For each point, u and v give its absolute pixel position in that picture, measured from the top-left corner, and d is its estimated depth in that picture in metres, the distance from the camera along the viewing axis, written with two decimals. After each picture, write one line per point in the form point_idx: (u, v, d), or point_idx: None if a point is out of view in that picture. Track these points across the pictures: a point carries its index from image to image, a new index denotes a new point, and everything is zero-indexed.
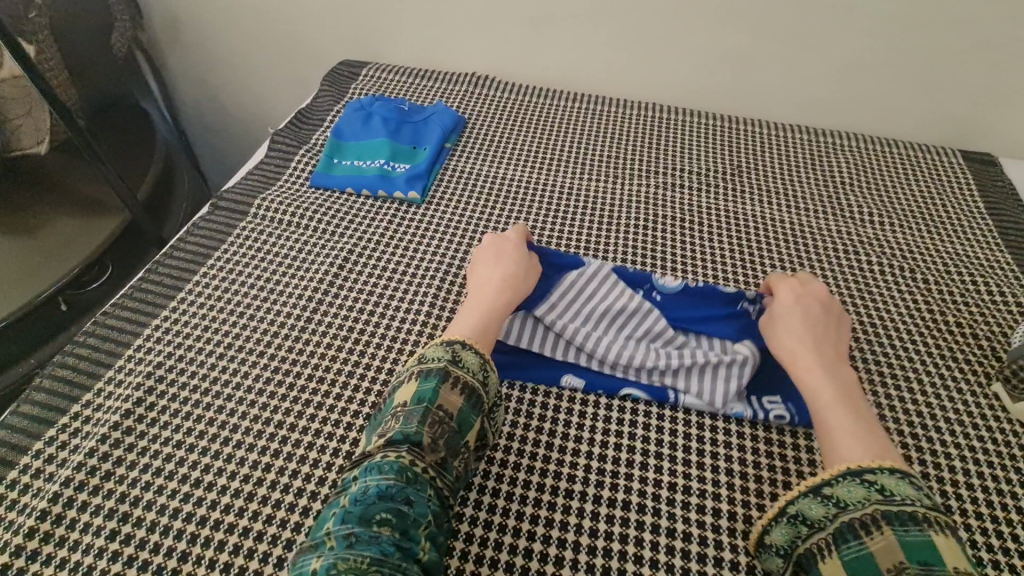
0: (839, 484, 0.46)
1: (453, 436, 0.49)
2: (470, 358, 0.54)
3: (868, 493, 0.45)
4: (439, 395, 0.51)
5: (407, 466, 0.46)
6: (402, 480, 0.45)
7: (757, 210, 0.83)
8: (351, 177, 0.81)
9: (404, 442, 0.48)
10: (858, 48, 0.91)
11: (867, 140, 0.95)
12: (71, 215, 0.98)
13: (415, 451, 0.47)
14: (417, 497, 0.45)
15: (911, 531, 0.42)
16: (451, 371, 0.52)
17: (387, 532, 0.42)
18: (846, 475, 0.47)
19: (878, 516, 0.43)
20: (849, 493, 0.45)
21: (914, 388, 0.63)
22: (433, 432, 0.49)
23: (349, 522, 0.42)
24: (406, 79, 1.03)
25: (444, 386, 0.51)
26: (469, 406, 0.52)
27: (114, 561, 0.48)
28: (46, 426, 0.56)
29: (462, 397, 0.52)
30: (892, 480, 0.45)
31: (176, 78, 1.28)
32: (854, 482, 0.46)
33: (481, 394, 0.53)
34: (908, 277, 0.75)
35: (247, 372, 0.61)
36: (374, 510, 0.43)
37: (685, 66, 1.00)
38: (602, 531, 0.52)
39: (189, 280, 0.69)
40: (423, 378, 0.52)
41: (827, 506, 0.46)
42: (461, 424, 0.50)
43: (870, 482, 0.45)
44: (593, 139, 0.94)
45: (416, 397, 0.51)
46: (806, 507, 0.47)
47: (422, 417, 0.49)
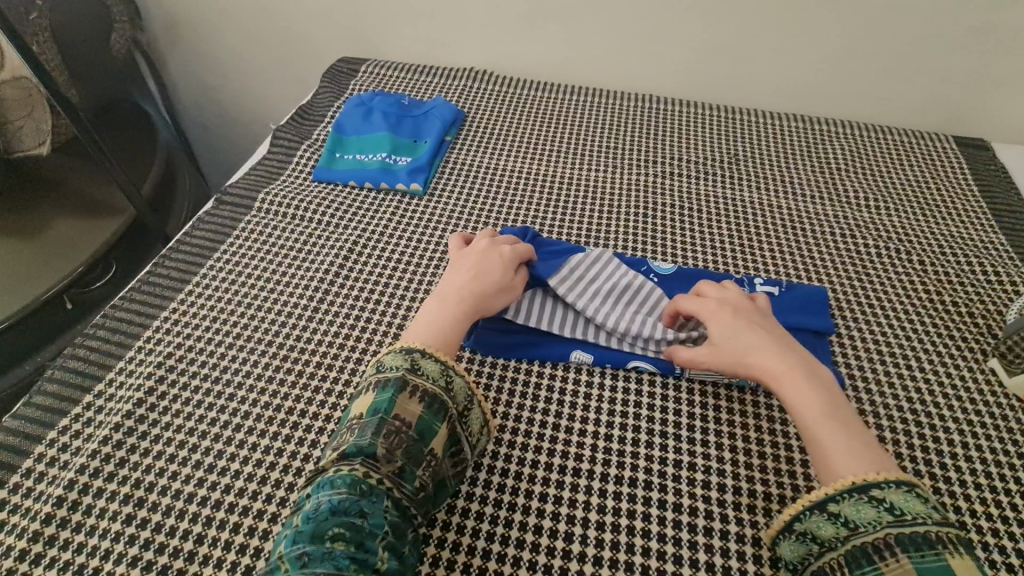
0: (847, 501, 0.45)
1: (413, 445, 0.47)
2: (429, 364, 0.52)
3: (879, 514, 0.44)
4: (395, 405, 0.49)
5: (361, 479, 0.44)
6: (355, 493, 0.43)
7: (754, 197, 0.85)
8: (353, 170, 0.82)
9: (358, 455, 0.46)
10: (850, 35, 0.92)
11: (860, 127, 0.96)
12: (74, 214, 0.99)
13: (370, 463, 0.45)
14: (371, 509, 0.43)
15: (927, 556, 0.41)
16: (409, 379, 0.50)
17: (341, 546, 0.40)
18: (853, 492, 0.45)
19: (890, 540, 0.42)
20: (858, 512, 0.44)
21: (912, 365, 0.65)
22: (388, 443, 0.47)
23: (301, 542, 0.41)
24: (405, 74, 1.04)
25: (401, 395, 0.49)
26: (431, 413, 0.49)
27: (131, 545, 0.49)
28: (60, 416, 0.57)
29: (422, 405, 0.49)
30: (900, 497, 0.44)
31: (174, 77, 1.29)
32: (862, 500, 0.45)
33: (443, 399, 0.50)
34: (903, 260, 0.76)
35: (256, 361, 0.62)
36: (327, 525, 0.41)
37: (680, 56, 1.01)
38: (610, 507, 0.53)
39: (197, 272, 0.70)
40: (381, 388, 0.50)
41: (838, 525, 0.45)
42: (421, 433, 0.48)
43: (879, 499, 0.44)
44: (591, 130, 0.95)
45: (372, 408, 0.49)
46: (815, 526, 0.46)
47: (377, 428, 0.47)
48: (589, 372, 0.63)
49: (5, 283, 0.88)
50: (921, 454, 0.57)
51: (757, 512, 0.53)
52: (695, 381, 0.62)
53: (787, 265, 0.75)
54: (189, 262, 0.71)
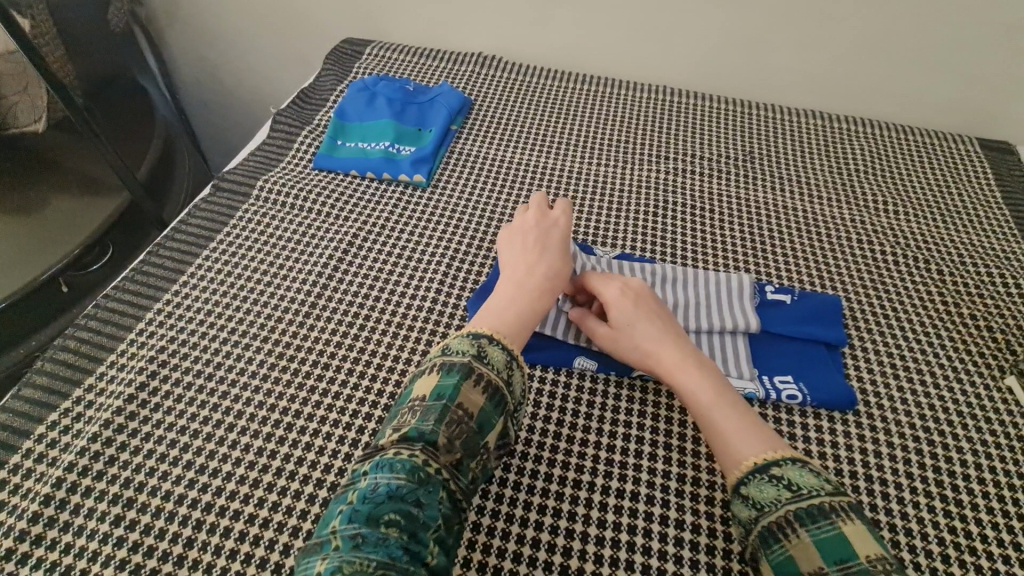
0: (752, 484, 0.46)
1: (473, 436, 0.46)
2: (496, 355, 0.51)
3: (779, 492, 0.44)
4: (460, 393, 0.47)
5: (420, 466, 0.43)
6: (413, 481, 0.42)
7: (770, 197, 0.82)
8: (355, 159, 0.80)
9: (419, 440, 0.45)
10: (874, 31, 0.89)
11: (882, 127, 0.93)
12: (71, 193, 0.97)
13: (430, 451, 0.44)
14: (427, 500, 0.42)
15: (823, 528, 0.41)
16: (476, 366, 0.49)
17: (394, 534, 0.39)
18: (755, 472, 0.46)
19: (790, 516, 0.43)
20: (762, 493, 0.45)
21: (924, 379, 0.63)
22: (449, 432, 0.45)
23: (356, 522, 0.40)
24: (411, 58, 1.01)
25: (466, 382, 0.48)
26: (492, 405, 0.48)
27: (120, 547, 0.48)
28: (48, 410, 0.55)
29: (484, 396, 0.48)
30: (797, 474, 0.45)
31: (173, 53, 1.25)
32: (763, 480, 0.46)
33: (504, 393, 0.49)
34: (920, 268, 0.74)
35: (251, 357, 0.60)
36: (383, 509, 0.41)
37: (695, 45, 0.97)
38: (611, 521, 0.52)
39: (193, 262, 0.68)
40: (446, 372, 0.49)
41: (749, 508, 0.45)
42: (480, 425, 0.47)
43: (778, 477, 0.45)
44: (601, 122, 0.92)
45: (436, 392, 0.48)
46: (734, 512, 0.47)
47: (441, 415, 0.46)
48: (593, 379, 0.61)
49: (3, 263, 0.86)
50: (933, 473, 0.56)
51: None
52: None
53: (799, 271, 0.73)
54: (184, 252, 0.69)
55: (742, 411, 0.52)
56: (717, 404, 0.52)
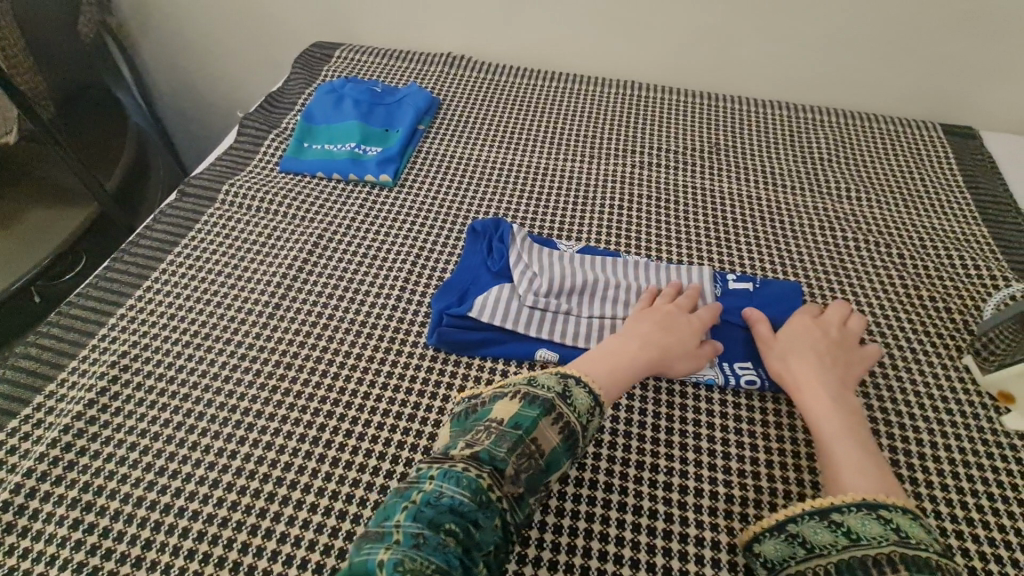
0: (852, 515, 0.46)
1: (538, 472, 0.47)
2: (581, 397, 0.51)
3: (885, 531, 0.45)
4: (537, 427, 0.48)
5: (484, 488, 0.44)
6: (475, 501, 0.43)
7: (735, 188, 0.83)
8: (321, 161, 0.80)
9: (488, 463, 0.45)
10: (835, 20, 0.90)
11: (847, 116, 0.94)
12: (44, 204, 0.97)
13: (496, 476, 0.45)
14: (485, 522, 0.43)
15: None
16: (558, 404, 0.50)
17: (453, 544, 0.41)
18: (862, 506, 0.46)
19: (894, 556, 0.43)
20: (864, 527, 0.45)
21: (883, 362, 0.64)
22: (519, 462, 0.46)
23: (419, 522, 0.41)
24: (380, 60, 1.01)
25: (546, 419, 0.49)
26: (564, 446, 0.49)
27: (78, 550, 0.48)
28: (9, 417, 0.55)
29: (559, 435, 0.49)
30: (907, 522, 0.45)
31: (145, 61, 1.25)
32: (870, 516, 0.46)
33: (579, 436, 0.50)
34: (881, 253, 0.75)
35: (213, 360, 0.60)
36: (444, 518, 0.42)
37: (660, 39, 0.98)
38: (569, 510, 0.52)
39: (157, 267, 0.68)
40: (528, 403, 0.49)
41: (837, 535, 0.45)
42: (549, 463, 0.48)
43: (885, 518, 0.45)
44: (568, 118, 0.93)
45: (515, 420, 0.48)
46: (813, 531, 0.46)
47: (514, 444, 0.47)
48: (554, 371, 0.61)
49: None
50: (889, 452, 0.56)
51: (718, 516, 0.52)
52: (663, 380, 0.61)
53: (762, 259, 0.74)
54: (149, 257, 0.69)
55: (864, 453, 0.51)
56: (840, 439, 0.52)
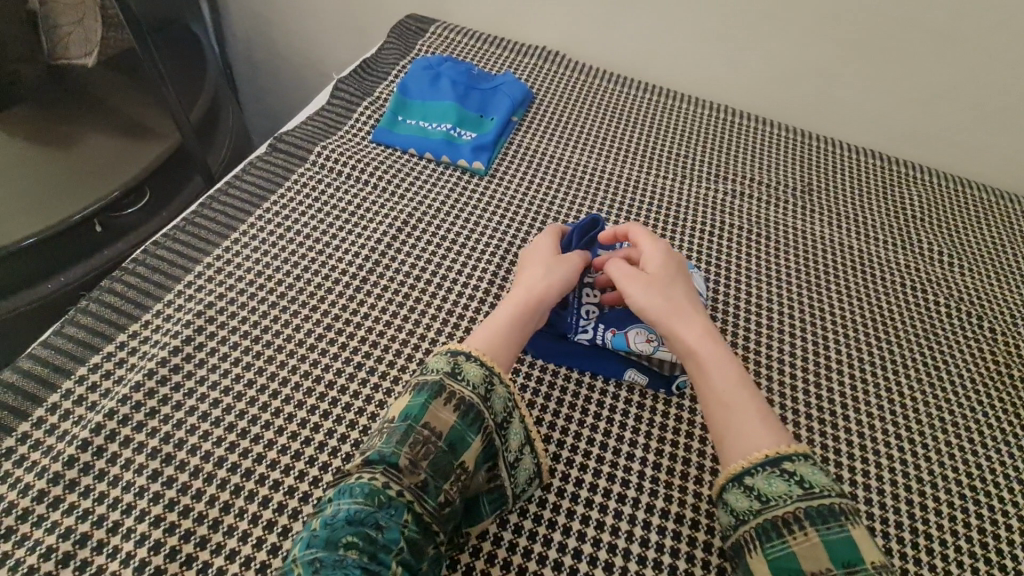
0: (759, 476, 0.45)
1: (440, 457, 0.45)
2: (472, 369, 0.49)
3: (790, 488, 0.44)
4: (426, 413, 0.47)
5: (379, 490, 0.43)
6: (372, 504, 0.42)
7: (826, 233, 0.81)
8: (415, 138, 0.78)
9: (381, 463, 0.45)
10: (951, 80, 0.88)
11: (943, 177, 0.91)
12: (110, 132, 0.94)
13: (391, 473, 0.44)
14: (388, 522, 0.42)
15: (833, 529, 0.42)
16: (447, 384, 0.48)
17: (353, 555, 0.40)
18: (765, 464, 0.46)
19: (799, 514, 0.43)
20: (770, 487, 0.45)
21: (964, 442, 0.63)
22: (412, 453, 0.45)
23: (315, 546, 0.40)
24: (476, 43, 0.99)
25: (435, 402, 0.47)
26: (464, 424, 0.47)
27: (155, 503, 0.47)
28: (90, 352, 0.54)
29: (455, 413, 0.47)
30: (808, 470, 0.45)
31: (229, 6, 1.23)
32: (775, 473, 0.45)
33: (479, 409, 0.48)
34: (973, 324, 0.73)
35: (299, 326, 0.59)
36: (341, 532, 0.41)
37: (765, 70, 0.96)
38: (653, 542, 0.52)
39: (245, 220, 0.66)
40: (417, 393, 0.48)
41: (752, 499, 0.45)
42: (451, 444, 0.46)
43: (788, 472, 0.45)
44: (662, 133, 0.90)
45: (404, 413, 0.47)
46: (731, 498, 0.46)
47: (403, 436, 0.46)
48: (642, 395, 0.61)
49: (39, 201, 0.83)
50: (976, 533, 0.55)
51: None
52: None
53: (851, 312, 0.73)
54: (237, 209, 0.67)
55: (756, 397, 0.51)
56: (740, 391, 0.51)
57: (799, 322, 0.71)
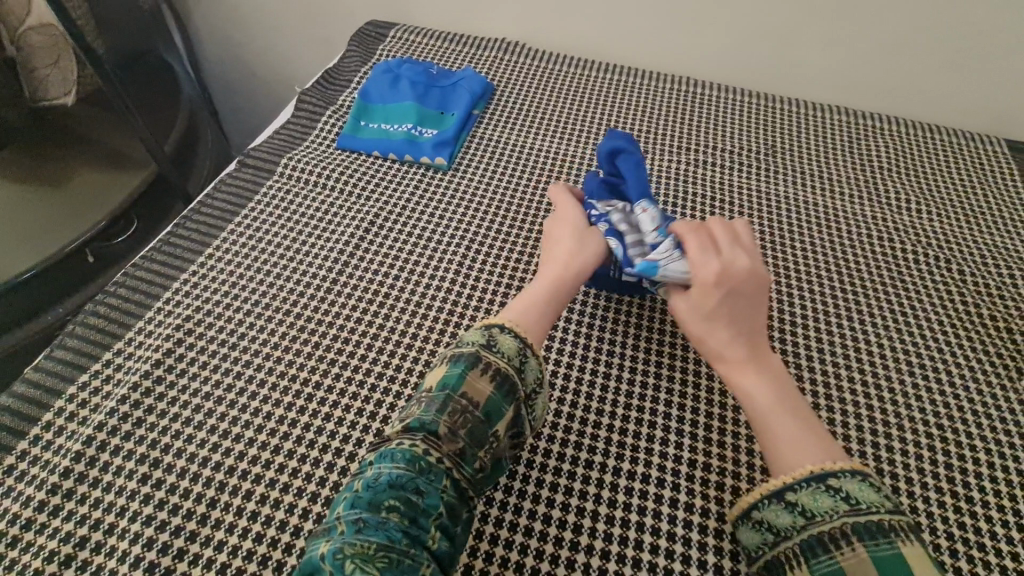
0: (804, 492, 0.45)
1: (479, 424, 0.47)
2: (506, 343, 0.51)
3: (835, 503, 0.44)
4: (465, 382, 0.48)
5: (422, 455, 0.44)
6: (414, 469, 0.43)
7: (791, 193, 0.81)
8: (378, 140, 0.80)
9: (421, 430, 0.45)
10: (906, 28, 0.87)
11: (910, 125, 0.91)
12: (94, 166, 0.98)
13: (433, 439, 0.45)
14: (428, 487, 0.43)
15: (881, 545, 0.41)
16: (484, 356, 0.50)
17: (395, 518, 0.40)
18: (810, 481, 0.45)
19: (846, 529, 0.42)
20: (815, 502, 0.44)
21: (937, 381, 0.63)
22: (453, 420, 0.46)
23: (358, 508, 0.41)
24: (435, 42, 1.01)
25: (473, 372, 0.48)
26: (500, 394, 0.49)
27: (147, 504, 0.50)
28: (79, 371, 0.57)
29: (491, 384, 0.49)
30: (856, 487, 0.44)
31: (198, 31, 1.26)
32: (821, 490, 0.45)
33: (513, 380, 0.50)
34: (942, 267, 0.74)
35: (273, 329, 0.62)
36: (383, 496, 0.41)
37: (721, 38, 0.96)
38: (621, 502, 0.54)
39: (219, 234, 0.69)
40: (452, 363, 0.50)
41: (795, 515, 0.45)
42: (488, 413, 0.47)
43: (835, 489, 0.44)
44: (623, 111, 0.91)
45: (444, 383, 0.48)
46: (774, 515, 0.46)
47: (444, 404, 0.47)
48: (608, 367, 0.63)
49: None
50: (944, 468, 0.57)
51: None
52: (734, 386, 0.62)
53: (819, 267, 0.73)
54: (211, 225, 0.70)
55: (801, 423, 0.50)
56: (778, 410, 0.51)
57: (766, 280, 0.72)
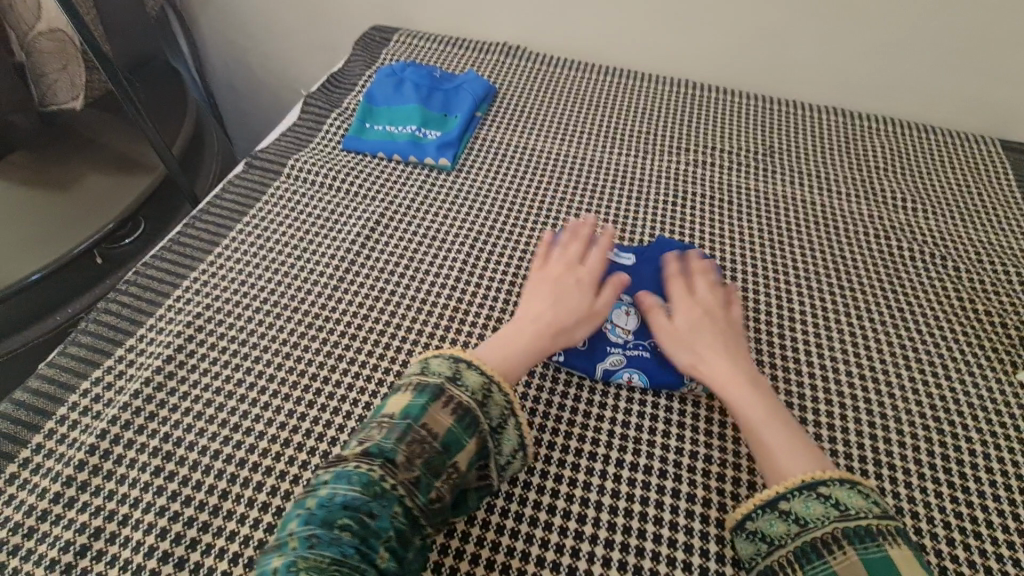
0: (796, 500, 0.47)
1: (437, 455, 0.48)
2: (471, 376, 0.52)
3: (826, 509, 0.46)
4: (426, 414, 0.49)
5: (376, 481, 0.45)
6: (368, 492, 0.44)
7: (789, 192, 0.83)
8: (382, 142, 0.82)
9: (379, 457, 0.46)
10: (899, 30, 0.89)
11: (905, 126, 0.93)
12: (103, 169, 0.99)
13: (388, 468, 0.46)
14: (381, 510, 0.44)
15: (870, 548, 0.43)
16: (448, 388, 0.51)
17: (348, 536, 0.42)
18: (802, 489, 0.47)
19: (837, 534, 0.44)
20: (807, 510, 0.46)
21: (935, 375, 0.64)
22: (410, 451, 0.47)
23: (312, 524, 0.43)
24: (438, 46, 1.03)
25: (435, 404, 0.49)
26: (461, 426, 0.49)
27: (159, 496, 0.51)
28: (91, 367, 0.58)
29: (453, 417, 0.49)
30: (844, 494, 0.46)
31: (204, 37, 1.28)
32: (812, 497, 0.47)
33: (476, 413, 0.50)
34: (938, 264, 0.75)
35: (282, 326, 0.63)
36: (337, 514, 0.43)
37: (719, 41, 0.98)
38: (624, 493, 0.54)
39: (227, 234, 0.71)
40: (417, 393, 0.50)
41: (789, 523, 0.46)
42: (446, 445, 0.48)
43: (824, 495, 0.46)
44: (624, 113, 0.93)
45: (404, 412, 0.49)
46: (767, 524, 0.47)
47: (403, 434, 0.48)
48: None
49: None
50: (942, 460, 0.58)
51: None
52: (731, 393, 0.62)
53: (817, 265, 0.75)
54: (219, 224, 0.72)
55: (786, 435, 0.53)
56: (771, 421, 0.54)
57: (765, 277, 0.73)
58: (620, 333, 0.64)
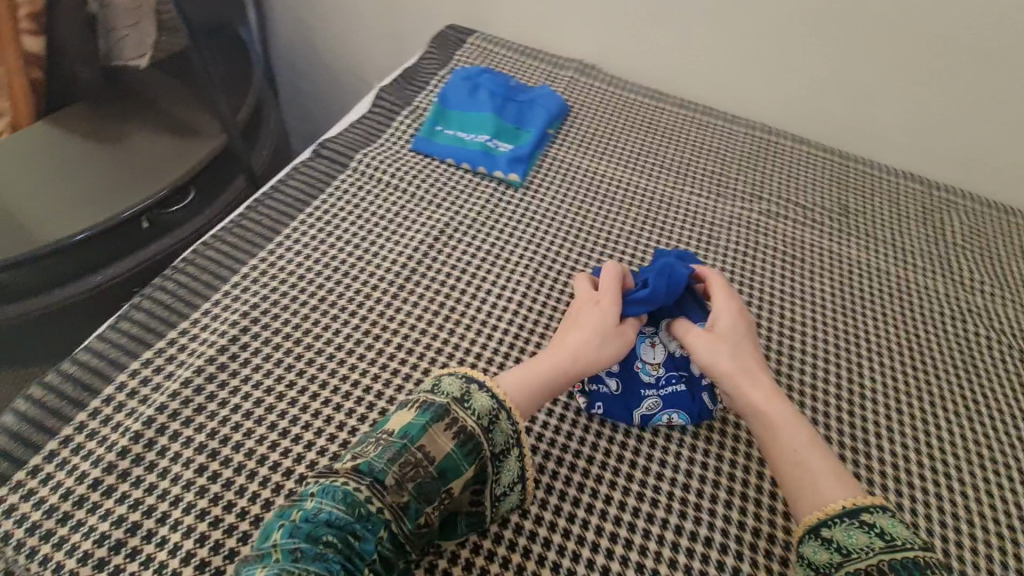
0: (838, 527, 0.46)
1: (430, 481, 0.46)
2: (481, 400, 0.50)
3: (871, 539, 0.44)
4: (425, 435, 0.47)
5: (362, 502, 0.44)
6: (353, 513, 0.43)
7: (862, 257, 0.80)
8: (453, 148, 0.80)
9: (368, 476, 0.45)
10: (997, 105, 0.86)
11: (987, 205, 0.89)
12: (160, 133, 0.97)
13: (376, 488, 0.45)
14: (365, 533, 0.43)
15: None
16: (452, 410, 0.48)
17: (334, 551, 0.40)
18: (844, 516, 0.46)
19: (884, 568, 0.42)
20: (850, 538, 0.45)
21: (1008, 478, 0.61)
22: (401, 473, 0.46)
23: (297, 537, 0.41)
24: (514, 55, 1.01)
25: (436, 426, 0.47)
26: (460, 453, 0.47)
27: (200, 497, 0.49)
28: (143, 346, 0.57)
29: (455, 441, 0.47)
30: (888, 522, 0.45)
31: (274, 11, 1.27)
32: (854, 525, 0.45)
33: (479, 440, 0.48)
34: (1015, 358, 0.72)
35: (338, 330, 0.61)
36: (323, 530, 0.41)
37: (804, 91, 0.95)
38: (681, 563, 0.52)
39: (288, 223, 0.69)
40: (420, 412, 0.48)
41: (831, 552, 0.45)
42: (443, 471, 0.46)
43: (868, 524, 0.45)
44: (698, 150, 0.90)
45: (403, 430, 0.47)
46: (810, 553, 0.46)
47: (397, 454, 0.46)
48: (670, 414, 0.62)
49: (32, 219, 0.83)
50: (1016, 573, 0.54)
51: None
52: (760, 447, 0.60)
53: (888, 340, 0.72)
54: (282, 212, 0.69)
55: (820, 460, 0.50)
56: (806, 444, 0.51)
57: (834, 345, 0.70)
58: (650, 371, 0.61)
